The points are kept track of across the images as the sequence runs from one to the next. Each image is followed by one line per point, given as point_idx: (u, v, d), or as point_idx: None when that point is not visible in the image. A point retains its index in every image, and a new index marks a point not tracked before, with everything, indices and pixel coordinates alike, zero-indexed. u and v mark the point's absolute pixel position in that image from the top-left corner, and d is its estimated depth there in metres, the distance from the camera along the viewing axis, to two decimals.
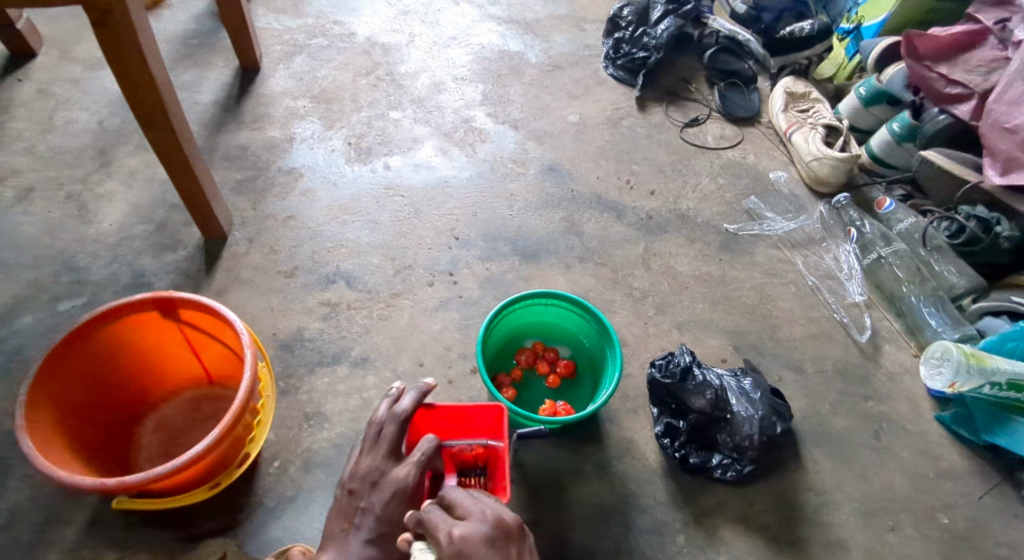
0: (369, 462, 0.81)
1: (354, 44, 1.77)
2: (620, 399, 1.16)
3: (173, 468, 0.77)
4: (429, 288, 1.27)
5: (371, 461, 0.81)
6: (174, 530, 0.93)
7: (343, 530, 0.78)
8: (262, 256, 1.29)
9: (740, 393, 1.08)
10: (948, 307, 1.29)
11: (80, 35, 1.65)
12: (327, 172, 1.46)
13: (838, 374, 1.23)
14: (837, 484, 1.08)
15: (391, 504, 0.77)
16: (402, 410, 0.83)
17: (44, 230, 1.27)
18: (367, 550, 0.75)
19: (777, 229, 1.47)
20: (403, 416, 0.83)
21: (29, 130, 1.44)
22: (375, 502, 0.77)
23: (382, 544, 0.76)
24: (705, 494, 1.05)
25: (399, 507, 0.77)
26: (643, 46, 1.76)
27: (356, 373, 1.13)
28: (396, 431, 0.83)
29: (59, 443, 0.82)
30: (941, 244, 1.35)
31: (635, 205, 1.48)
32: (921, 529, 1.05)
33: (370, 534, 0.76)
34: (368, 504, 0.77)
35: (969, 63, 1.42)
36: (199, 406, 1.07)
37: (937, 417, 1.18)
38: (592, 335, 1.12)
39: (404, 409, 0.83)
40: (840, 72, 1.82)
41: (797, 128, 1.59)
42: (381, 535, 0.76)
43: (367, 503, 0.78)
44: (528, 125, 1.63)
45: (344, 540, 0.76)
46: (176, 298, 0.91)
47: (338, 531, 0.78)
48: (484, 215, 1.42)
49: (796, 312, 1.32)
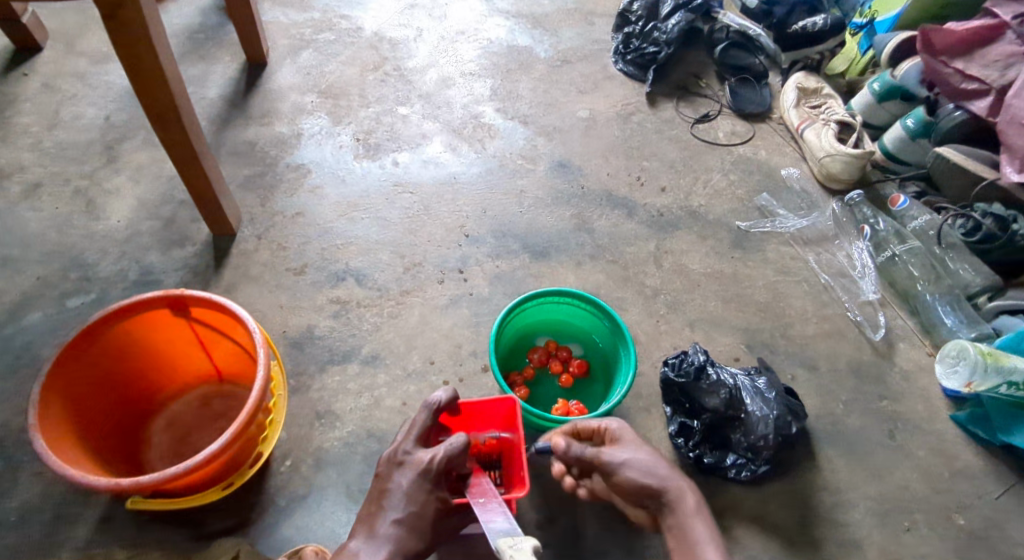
0: (398, 447, 0.79)
1: (361, 39, 1.75)
2: (633, 398, 1.15)
3: (187, 469, 0.76)
4: (439, 286, 1.26)
5: (399, 444, 0.79)
6: (185, 528, 0.93)
7: (371, 513, 0.75)
8: (271, 253, 1.28)
9: (754, 393, 1.06)
10: (964, 305, 1.28)
11: (84, 29, 1.64)
12: (335, 169, 1.44)
13: (852, 372, 1.22)
14: (852, 484, 1.07)
15: (419, 484, 0.74)
16: (436, 401, 0.82)
17: (51, 226, 1.26)
18: (394, 531, 0.72)
19: (790, 226, 1.45)
20: (436, 406, 0.82)
21: (34, 125, 1.42)
22: (403, 481, 0.75)
23: (410, 526, 0.73)
24: (719, 494, 1.04)
25: (425, 487, 0.74)
26: (652, 41, 1.74)
27: (366, 371, 1.13)
28: (427, 420, 0.81)
29: (72, 442, 0.82)
30: (955, 242, 1.34)
31: (646, 202, 1.47)
32: (938, 529, 1.04)
33: (398, 514, 0.73)
34: (395, 483, 0.75)
35: (986, 58, 1.40)
36: (209, 403, 1.06)
37: (953, 417, 1.17)
38: (605, 334, 1.11)
39: (437, 400, 0.82)
40: (853, 67, 1.77)
41: (810, 124, 1.58)
42: (408, 516, 0.72)
43: (393, 484, 0.75)
44: (536, 121, 1.61)
45: (373, 522, 0.73)
46: (188, 295, 0.90)
47: (366, 514, 0.75)
48: (494, 211, 1.40)
49: (809, 309, 1.31)
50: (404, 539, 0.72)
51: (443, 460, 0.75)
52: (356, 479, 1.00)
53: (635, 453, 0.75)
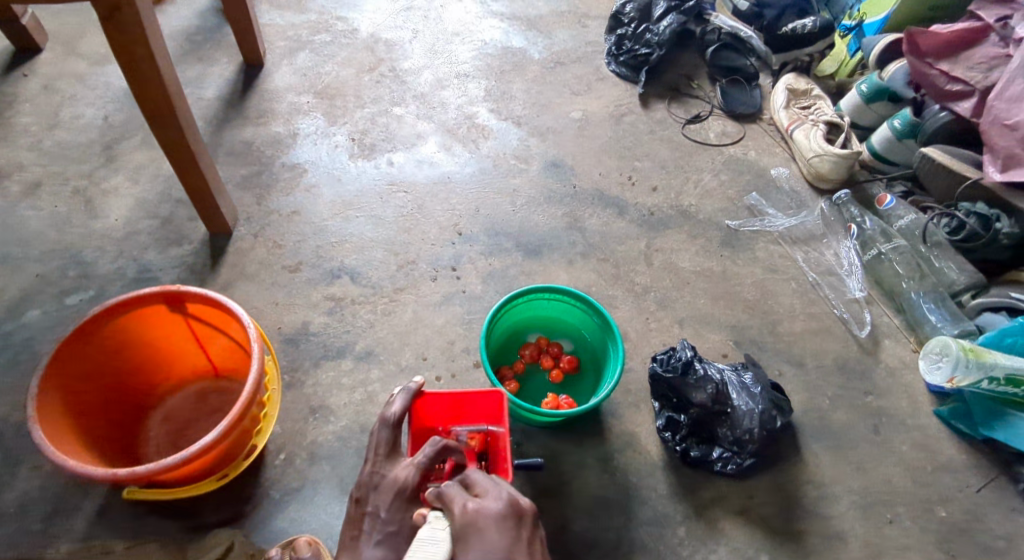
0: (371, 468, 0.82)
1: (357, 40, 1.77)
2: (622, 393, 1.17)
3: (181, 459, 0.78)
4: (432, 284, 1.28)
5: (370, 467, 0.82)
6: (181, 519, 0.95)
7: (355, 537, 0.77)
8: (266, 251, 1.30)
9: (741, 388, 1.08)
10: (947, 303, 1.30)
11: (84, 31, 1.66)
12: (330, 168, 1.47)
13: (838, 368, 1.24)
14: (836, 477, 1.09)
15: (397, 504, 0.76)
16: (393, 413, 0.85)
17: (51, 225, 1.28)
18: (377, 553, 0.73)
19: (779, 226, 1.47)
20: (392, 419, 0.85)
21: (34, 125, 1.44)
22: (380, 503, 0.77)
23: (391, 545, 0.74)
24: (706, 487, 1.06)
25: (403, 504, 0.76)
26: (645, 42, 1.77)
27: (360, 366, 1.15)
28: (388, 437, 0.84)
29: (70, 434, 0.84)
30: (941, 241, 1.36)
31: (637, 201, 1.49)
32: (919, 522, 1.06)
33: (379, 536, 0.75)
34: (372, 507, 0.78)
35: (970, 60, 1.42)
36: (206, 397, 1.08)
37: (936, 412, 1.19)
38: (595, 330, 1.14)
39: (394, 412, 0.85)
40: (842, 68, 1.80)
41: (799, 124, 1.60)
42: (388, 535, 0.74)
43: (372, 506, 0.78)
44: (530, 122, 1.63)
45: (356, 546, 0.76)
46: (183, 291, 0.92)
47: (349, 539, 0.78)
48: (486, 211, 1.43)
49: (796, 307, 1.33)
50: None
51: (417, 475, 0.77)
52: (350, 472, 1.02)
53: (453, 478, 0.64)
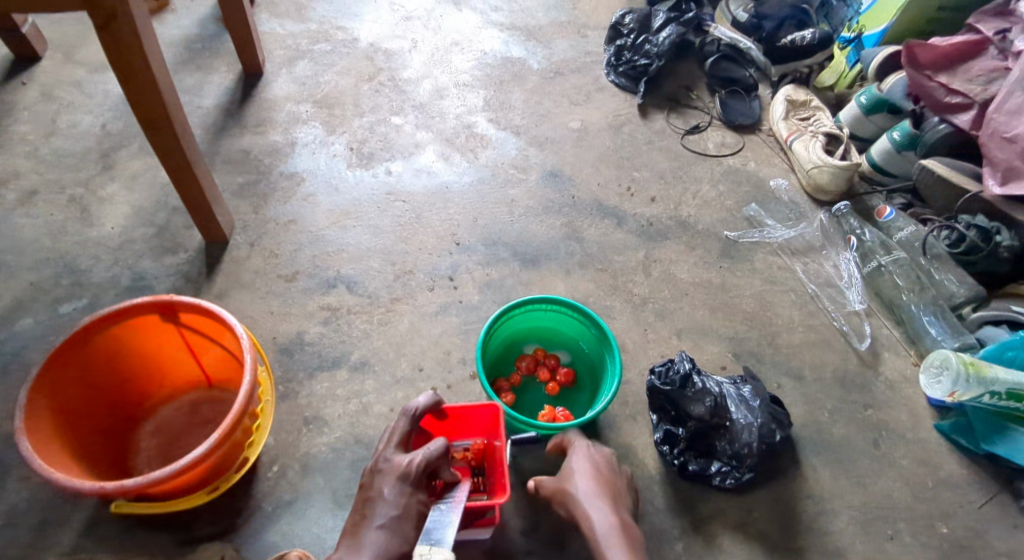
0: (380, 455, 0.81)
1: (357, 50, 1.77)
2: (619, 405, 1.15)
3: (170, 473, 0.76)
4: (429, 293, 1.28)
5: (381, 453, 0.81)
6: (173, 532, 0.94)
7: (356, 523, 0.74)
8: (262, 259, 1.29)
9: (739, 401, 1.07)
10: (949, 316, 1.29)
11: (84, 39, 1.66)
12: (328, 177, 1.46)
13: (838, 381, 1.23)
14: (836, 493, 1.08)
15: (402, 488, 0.76)
16: (415, 407, 0.85)
17: (46, 233, 1.27)
18: (380, 535, 0.71)
19: (777, 237, 1.47)
20: (416, 412, 0.84)
21: (32, 133, 1.44)
22: (385, 486, 0.76)
23: (395, 529, 0.72)
24: (704, 502, 1.05)
25: (406, 491, 0.75)
26: (644, 53, 1.78)
27: (355, 377, 1.14)
28: (407, 426, 0.83)
29: (57, 445, 0.82)
30: (941, 253, 1.35)
31: (636, 212, 1.48)
32: (920, 538, 1.04)
33: (383, 519, 0.72)
34: (379, 490, 0.76)
35: (969, 73, 1.44)
36: (199, 408, 1.07)
37: (937, 426, 1.18)
38: (592, 342, 1.13)
39: (417, 405, 0.84)
40: (841, 80, 1.80)
41: (798, 136, 1.60)
42: (392, 519, 0.72)
43: (376, 491, 0.76)
44: (528, 132, 1.63)
45: (358, 530, 0.73)
46: (177, 301, 0.91)
47: (351, 525, 0.74)
48: (485, 220, 1.42)
49: (796, 319, 1.32)
50: (388, 541, 0.70)
51: (422, 463, 0.77)
52: (343, 485, 1.01)
53: (591, 480, 0.87)
